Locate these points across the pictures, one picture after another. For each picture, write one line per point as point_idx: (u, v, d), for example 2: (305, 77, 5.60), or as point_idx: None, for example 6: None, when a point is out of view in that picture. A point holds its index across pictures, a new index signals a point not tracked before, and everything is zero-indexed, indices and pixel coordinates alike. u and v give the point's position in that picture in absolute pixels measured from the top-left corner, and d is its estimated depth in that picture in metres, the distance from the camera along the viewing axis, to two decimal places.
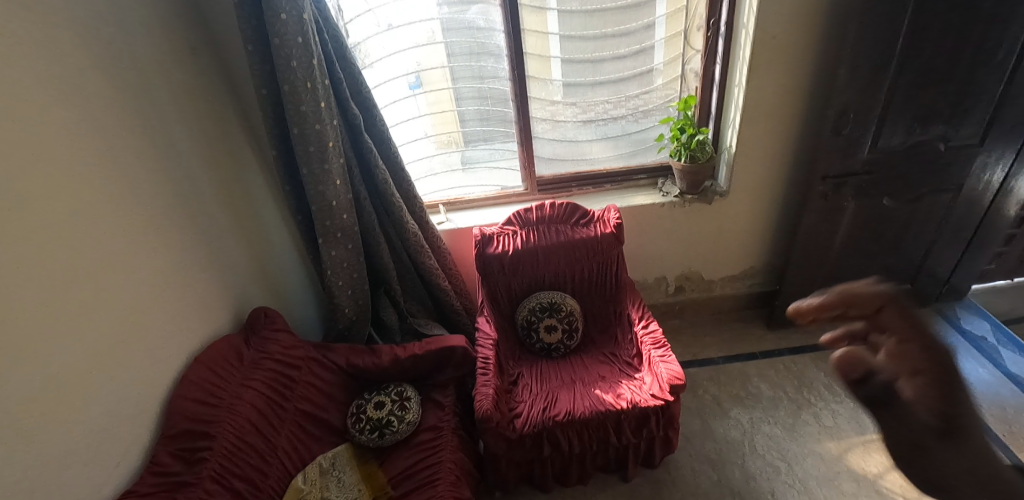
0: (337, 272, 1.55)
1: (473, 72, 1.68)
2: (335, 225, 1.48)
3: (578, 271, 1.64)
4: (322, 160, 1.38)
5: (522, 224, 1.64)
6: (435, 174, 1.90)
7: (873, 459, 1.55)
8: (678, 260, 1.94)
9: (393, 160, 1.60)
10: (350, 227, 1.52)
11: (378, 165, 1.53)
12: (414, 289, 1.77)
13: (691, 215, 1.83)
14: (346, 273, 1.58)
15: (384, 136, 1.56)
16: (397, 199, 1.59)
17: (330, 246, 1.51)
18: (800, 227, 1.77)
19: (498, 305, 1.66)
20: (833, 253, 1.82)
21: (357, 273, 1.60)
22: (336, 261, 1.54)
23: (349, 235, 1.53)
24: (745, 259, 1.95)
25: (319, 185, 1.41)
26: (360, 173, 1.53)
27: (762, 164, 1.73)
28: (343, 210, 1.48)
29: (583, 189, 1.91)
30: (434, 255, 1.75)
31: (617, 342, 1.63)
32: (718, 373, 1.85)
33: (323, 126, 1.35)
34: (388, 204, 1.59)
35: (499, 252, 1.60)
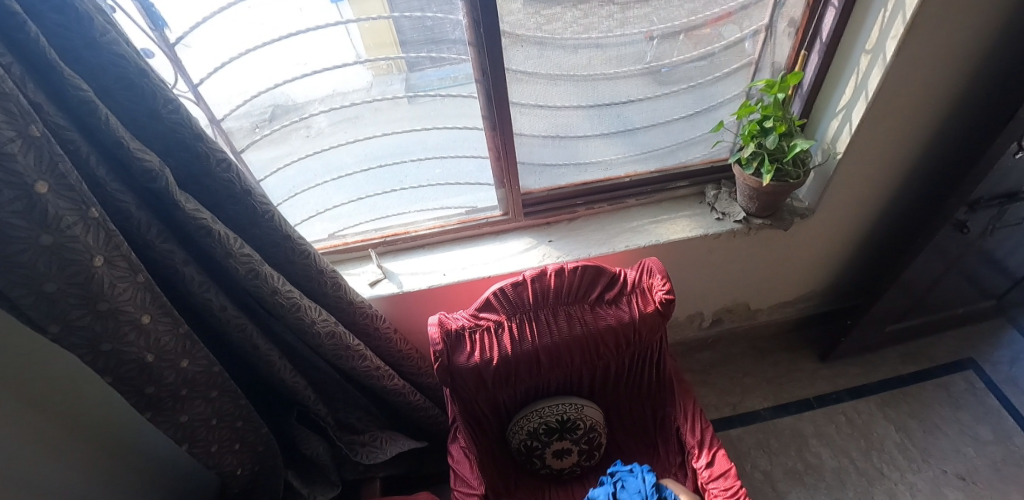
0: (210, 436, 0.88)
1: (424, 32, 0.91)
2: (167, 386, 0.76)
3: (601, 369, 1.05)
4: (85, 298, 0.62)
5: (509, 311, 0.98)
6: (363, 200, 1.18)
7: None
8: (721, 291, 1.39)
9: (267, 227, 0.83)
10: (207, 373, 0.82)
11: (238, 251, 0.78)
12: (350, 399, 1.13)
13: (754, 243, 1.24)
14: (222, 433, 0.90)
15: (237, 193, 0.77)
16: (288, 296, 0.87)
17: (175, 414, 0.80)
18: (904, 254, 1.23)
19: (480, 426, 1.07)
20: (933, 281, 1.30)
21: (242, 421, 0.93)
22: (194, 429, 0.85)
23: (210, 381, 0.83)
24: (808, 284, 1.44)
25: (101, 342, 0.66)
26: (202, 275, 0.77)
27: (873, 170, 1.12)
28: (180, 360, 0.76)
29: (591, 209, 1.27)
30: (367, 348, 1.09)
31: (658, 458, 1.11)
32: (767, 436, 1.43)
33: (53, 239, 0.57)
34: (271, 307, 0.87)
35: (477, 362, 0.96)
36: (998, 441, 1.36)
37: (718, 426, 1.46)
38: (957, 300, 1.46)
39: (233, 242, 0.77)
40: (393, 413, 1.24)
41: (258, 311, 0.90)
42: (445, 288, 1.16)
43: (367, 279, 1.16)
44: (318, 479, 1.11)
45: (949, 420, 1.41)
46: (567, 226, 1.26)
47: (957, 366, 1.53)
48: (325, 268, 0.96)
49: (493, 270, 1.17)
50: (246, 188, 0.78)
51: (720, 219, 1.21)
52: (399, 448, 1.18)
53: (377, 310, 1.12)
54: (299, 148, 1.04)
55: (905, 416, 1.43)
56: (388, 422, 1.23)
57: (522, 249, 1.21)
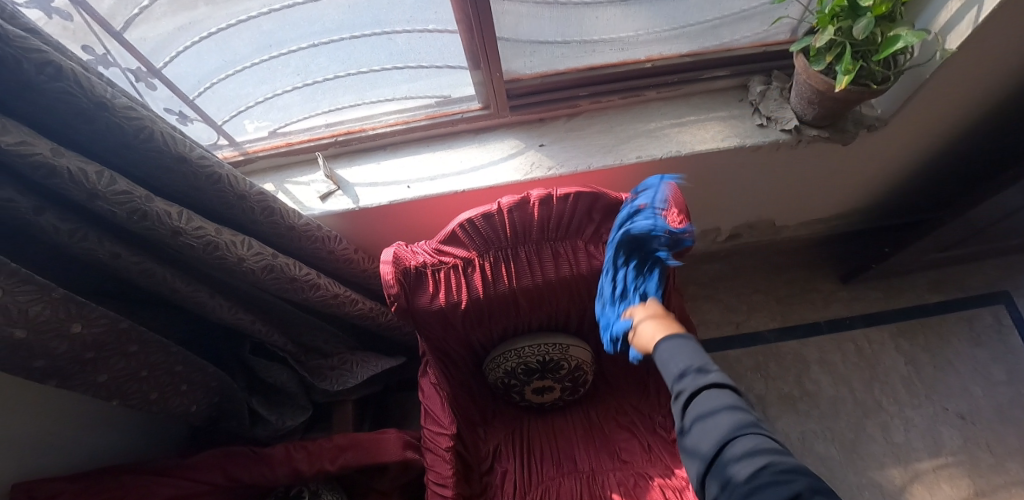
0: (145, 387, 0.84)
1: None
2: (63, 355, 0.70)
3: (592, 309, 0.90)
4: None
5: (481, 247, 0.79)
6: (309, 88, 0.94)
7: (941, 493, 1.15)
8: (749, 205, 1.14)
9: (146, 149, 0.67)
10: (113, 331, 0.74)
11: (108, 190, 0.64)
12: (309, 325, 1.02)
13: (797, 158, 1.00)
14: (161, 380, 0.86)
15: (86, 108, 0.60)
16: (198, 241, 0.75)
17: (91, 375, 0.75)
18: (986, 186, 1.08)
19: (454, 361, 0.97)
20: (981, 213, 1.10)
21: (182, 365, 0.87)
22: (124, 382, 0.81)
23: (122, 338, 0.76)
24: (850, 200, 1.21)
25: None
26: (67, 219, 0.65)
27: (972, 68, 0.87)
28: (68, 326, 0.68)
29: (598, 102, 0.97)
30: (323, 275, 0.96)
31: (647, 396, 1.02)
32: (767, 359, 1.32)
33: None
34: (178, 248, 0.75)
35: (442, 306, 0.81)
36: (1010, 382, 1.27)
37: (718, 346, 1.34)
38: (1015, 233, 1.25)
39: (92, 178, 0.63)
40: (364, 333, 1.13)
41: (167, 251, 0.77)
42: (411, 203, 0.94)
43: (318, 191, 0.97)
44: (287, 403, 1.06)
45: (964, 357, 1.30)
46: (565, 124, 0.98)
47: (990, 299, 1.37)
48: (250, 190, 0.80)
49: (466, 183, 0.93)
50: (97, 101, 0.60)
51: (762, 126, 0.96)
52: (369, 372, 1.09)
53: (331, 231, 0.96)
54: (212, 19, 0.81)
55: (918, 349, 1.32)
56: (359, 343, 1.13)
57: (505, 154, 0.95)
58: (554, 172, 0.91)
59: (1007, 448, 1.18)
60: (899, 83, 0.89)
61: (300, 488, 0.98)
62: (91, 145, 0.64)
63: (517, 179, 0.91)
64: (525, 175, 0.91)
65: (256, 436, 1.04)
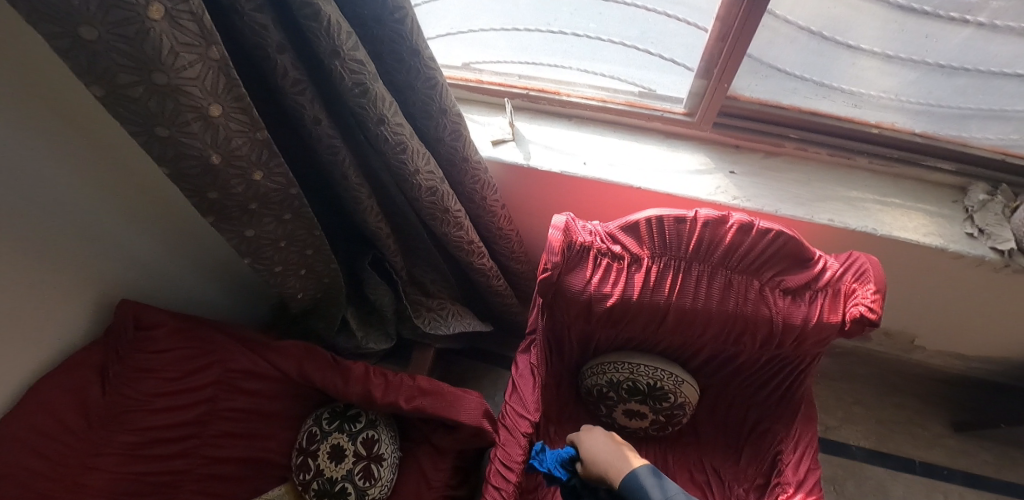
0: (276, 258, 0.83)
1: None
2: (235, 196, 0.70)
3: (727, 353, 0.84)
4: (159, 50, 0.50)
5: (657, 249, 0.75)
6: (526, 36, 0.94)
7: None
8: (903, 311, 1.05)
9: (395, 31, 0.65)
10: (281, 194, 0.74)
11: (349, 54, 0.63)
12: (429, 259, 1.00)
13: (991, 283, 0.91)
14: (290, 257, 0.85)
15: None
16: (391, 138, 0.73)
17: (241, 226, 0.75)
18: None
19: (559, 350, 0.92)
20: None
21: (313, 250, 0.87)
22: (262, 245, 0.80)
23: (282, 202, 0.75)
24: (1009, 348, 1.10)
25: (157, 126, 0.57)
26: (301, 70, 0.64)
27: None
28: (252, 171, 0.68)
29: (804, 150, 0.91)
30: (464, 212, 0.92)
31: (734, 465, 0.94)
32: (846, 475, 1.18)
33: None
34: (372, 137, 0.73)
35: (592, 294, 0.76)
36: None
37: None
38: None
39: (343, 38, 0.61)
40: (469, 288, 1.12)
41: (357, 137, 0.76)
42: (578, 180, 0.91)
43: (492, 135, 0.95)
44: (375, 327, 1.05)
45: None
46: (761, 160, 0.92)
47: None
48: (452, 109, 0.78)
49: (644, 180, 0.88)
50: None
51: (971, 236, 0.87)
52: (461, 327, 1.07)
53: (490, 177, 0.92)
54: None
55: None
56: (461, 296, 1.12)
57: (693, 167, 0.90)
58: (738, 202, 0.85)
59: None
60: None
61: (359, 412, 0.97)
62: (351, 8, 0.64)
63: (700, 196, 0.86)
64: (709, 194, 0.86)
65: (337, 346, 1.04)
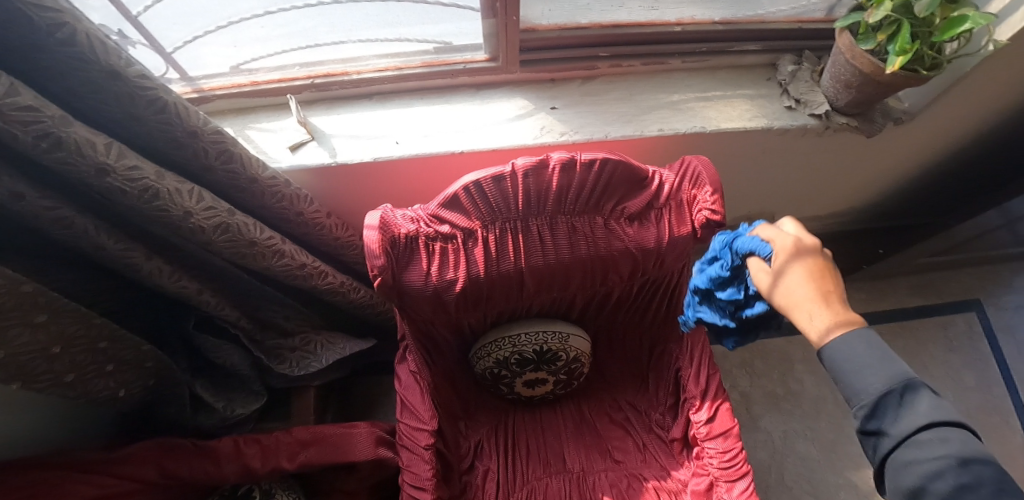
0: (58, 369, 0.67)
1: None
2: None
3: (600, 294, 0.80)
4: None
5: (487, 217, 0.67)
6: (288, 18, 0.81)
7: None
8: (755, 195, 1.08)
9: (67, 56, 0.49)
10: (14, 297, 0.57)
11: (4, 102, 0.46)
12: (268, 296, 0.88)
13: (818, 147, 0.94)
14: (80, 359, 0.69)
15: None
16: (136, 187, 0.59)
17: None
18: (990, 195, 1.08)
19: (437, 347, 0.84)
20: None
21: (108, 341, 0.71)
22: (30, 362, 0.62)
23: (25, 307, 0.58)
24: (853, 198, 1.18)
25: None
26: None
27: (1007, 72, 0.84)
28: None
29: (618, 66, 0.87)
30: (288, 241, 0.83)
31: (644, 393, 0.95)
32: (753, 356, 1.25)
33: None
34: (104, 191, 0.59)
35: (435, 284, 0.69)
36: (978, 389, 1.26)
37: None
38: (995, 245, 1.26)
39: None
40: (334, 309, 1.01)
41: (91, 196, 0.61)
42: (397, 162, 0.82)
43: (288, 141, 0.84)
44: (239, 389, 0.92)
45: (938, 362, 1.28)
46: (580, 87, 0.87)
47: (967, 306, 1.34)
48: (208, 129, 0.65)
49: (465, 143, 0.80)
50: None
51: (790, 108, 0.89)
52: (337, 354, 0.98)
53: (300, 189, 0.82)
54: None
55: (898, 353, 1.27)
56: (327, 321, 1.00)
57: (513, 114, 0.83)
58: (568, 138, 0.80)
59: None
60: (946, 77, 0.82)
61: (251, 488, 0.84)
62: None
63: (526, 143, 0.80)
64: (535, 138, 0.80)
65: (200, 426, 0.90)
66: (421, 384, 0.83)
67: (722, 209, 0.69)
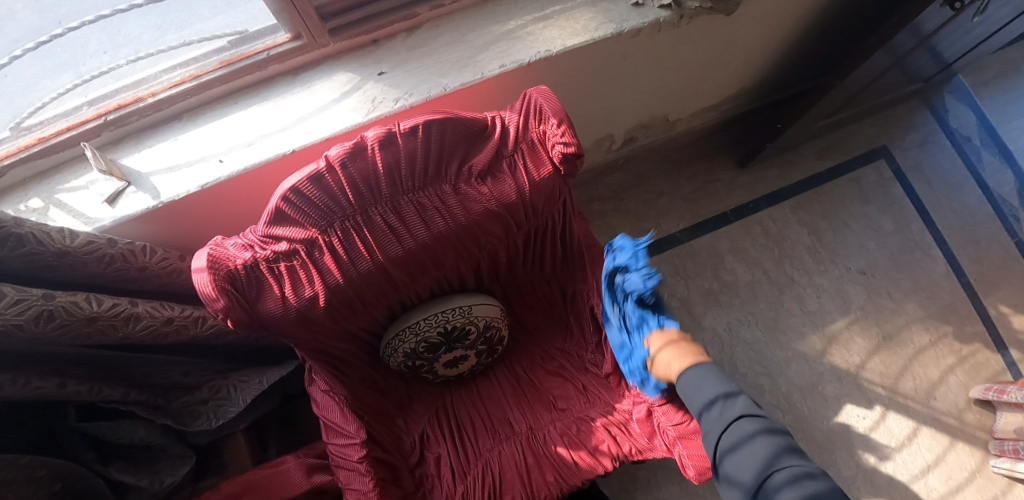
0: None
1: None
2: None
3: (485, 258, 0.75)
4: None
5: (321, 221, 0.60)
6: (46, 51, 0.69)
7: (855, 344, 1.18)
8: (637, 102, 1.03)
9: None
10: None
11: None
12: (152, 360, 0.81)
13: (679, 38, 0.88)
14: None
15: None
16: None
17: None
18: (868, 41, 1.06)
19: (342, 358, 0.79)
20: (859, 75, 1.07)
21: None
22: None
23: None
24: (740, 78, 1.14)
25: None
26: None
27: None
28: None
29: (440, 6, 0.78)
30: (140, 299, 0.75)
31: (572, 335, 0.93)
32: (684, 260, 1.24)
33: None
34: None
35: (295, 303, 0.63)
36: (898, 231, 1.29)
37: None
38: (888, 89, 1.26)
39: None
40: (237, 346, 0.94)
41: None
42: (229, 182, 0.74)
43: (101, 193, 0.74)
44: (161, 458, 0.86)
45: (857, 215, 1.30)
46: (406, 41, 0.79)
47: (872, 155, 1.36)
48: None
49: (294, 140, 0.72)
50: None
51: (639, 5, 0.82)
52: (254, 388, 0.92)
53: (135, 241, 0.74)
54: None
55: (817, 217, 1.29)
56: (234, 360, 0.94)
57: (338, 92, 0.75)
58: (402, 103, 0.72)
59: (903, 291, 1.23)
60: None
61: None
62: None
63: (358, 121, 0.72)
64: (366, 114, 0.72)
65: None
66: (336, 400, 0.78)
67: (573, 138, 0.65)
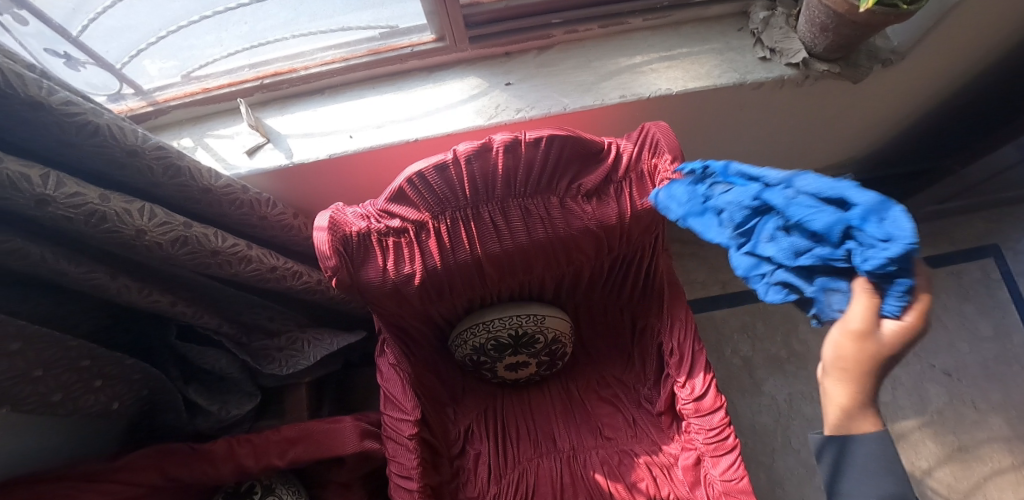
0: (44, 390, 0.69)
1: None
2: None
3: (570, 273, 0.78)
4: None
5: (435, 207, 0.65)
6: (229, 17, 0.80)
7: (925, 448, 1.10)
8: (740, 154, 1.03)
9: None
10: None
11: None
12: (246, 301, 0.89)
13: (798, 98, 0.88)
14: (65, 379, 0.72)
15: None
16: (81, 212, 0.60)
17: None
18: (998, 132, 1.00)
19: (415, 338, 0.84)
20: None
21: (90, 360, 0.74)
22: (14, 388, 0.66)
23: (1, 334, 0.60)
24: (849, 148, 1.11)
25: None
26: None
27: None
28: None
29: (574, 32, 0.82)
30: (255, 245, 0.83)
31: (632, 368, 0.93)
32: (754, 319, 1.21)
33: None
34: (51, 220, 0.60)
35: (394, 278, 0.68)
36: (997, 338, 1.19)
37: (703, 306, 1.23)
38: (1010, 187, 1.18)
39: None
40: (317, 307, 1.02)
41: (41, 224, 0.62)
42: (353, 157, 0.81)
43: (243, 146, 0.83)
44: (231, 390, 0.95)
45: (952, 312, 1.22)
46: (536, 58, 0.84)
47: (981, 253, 1.27)
48: (147, 145, 0.65)
49: (420, 131, 0.78)
50: None
51: (765, 59, 0.83)
52: (324, 349, 0.98)
53: (262, 193, 0.83)
54: None
55: None
56: (312, 318, 1.02)
57: (466, 94, 0.81)
58: (523, 114, 0.77)
59: (992, 404, 1.13)
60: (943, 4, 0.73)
61: (253, 482, 0.86)
62: None
63: (479, 124, 0.77)
64: (488, 118, 0.78)
65: (198, 428, 0.93)
66: (401, 376, 0.83)
67: None
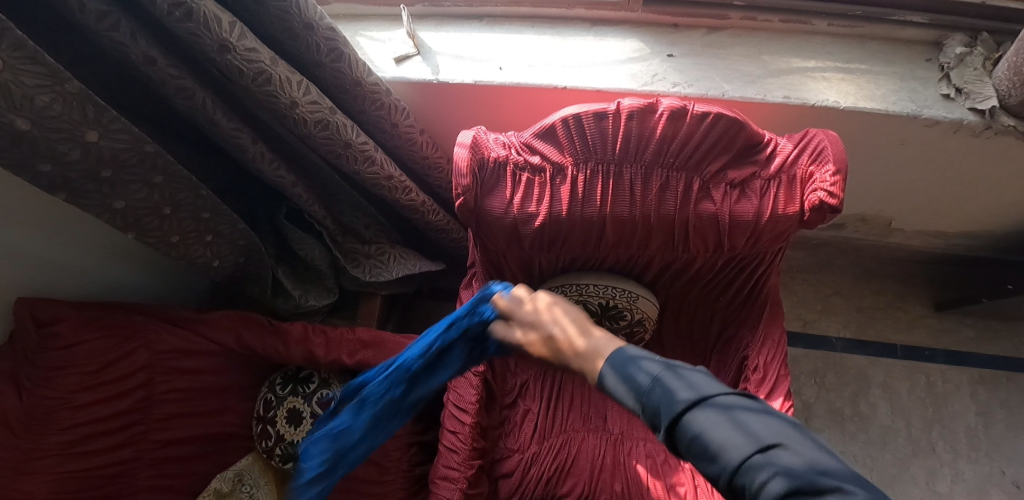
0: (165, 227, 0.74)
1: None
2: (74, 165, 0.59)
3: (679, 262, 0.76)
4: None
5: (581, 154, 0.65)
6: None
7: None
8: (875, 193, 0.96)
9: None
10: (137, 153, 0.63)
11: None
12: (353, 201, 0.92)
13: (966, 148, 0.81)
14: (184, 224, 0.76)
15: None
16: (252, 70, 0.62)
17: (107, 198, 0.65)
18: None
19: (505, 282, 0.85)
20: None
21: (209, 213, 0.77)
22: (144, 216, 0.71)
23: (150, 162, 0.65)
24: (990, 219, 1.03)
25: None
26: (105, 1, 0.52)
27: None
28: (82, 132, 0.56)
29: (751, 19, 0.80)
30: (380, 150, 0.85)
31: None
32: (826, 368, 1.15)
33: None
34: (221, 68, 0.62)
35: (515, 215, 0.67)
36: None
37: None
38: None
39: None
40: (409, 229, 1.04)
41: (211, 70, 0.64)
42: (496, 88, 0.80)
43: (394, 52, 0.84)
44: (314, 282, 0.98)
45: None
46: (703, 38, 0.81)
47: None
48: (318, 22, 0.67)
49: (571, 80, 0.78)
50: None
51: (947, 97, 0.77)
52: (404, 270, 1.00)
53: (398, 100, 0.83)
54: None
55: (995, 403, 1.12)
56: (401, 237, 1.04)
57: (626, 56, 0.79)
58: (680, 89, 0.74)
59: None
60: None
61: (311, 372, 0.91)
62: None
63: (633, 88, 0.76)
64: (643, 84, 0.76)
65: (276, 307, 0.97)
66: None
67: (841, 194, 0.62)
